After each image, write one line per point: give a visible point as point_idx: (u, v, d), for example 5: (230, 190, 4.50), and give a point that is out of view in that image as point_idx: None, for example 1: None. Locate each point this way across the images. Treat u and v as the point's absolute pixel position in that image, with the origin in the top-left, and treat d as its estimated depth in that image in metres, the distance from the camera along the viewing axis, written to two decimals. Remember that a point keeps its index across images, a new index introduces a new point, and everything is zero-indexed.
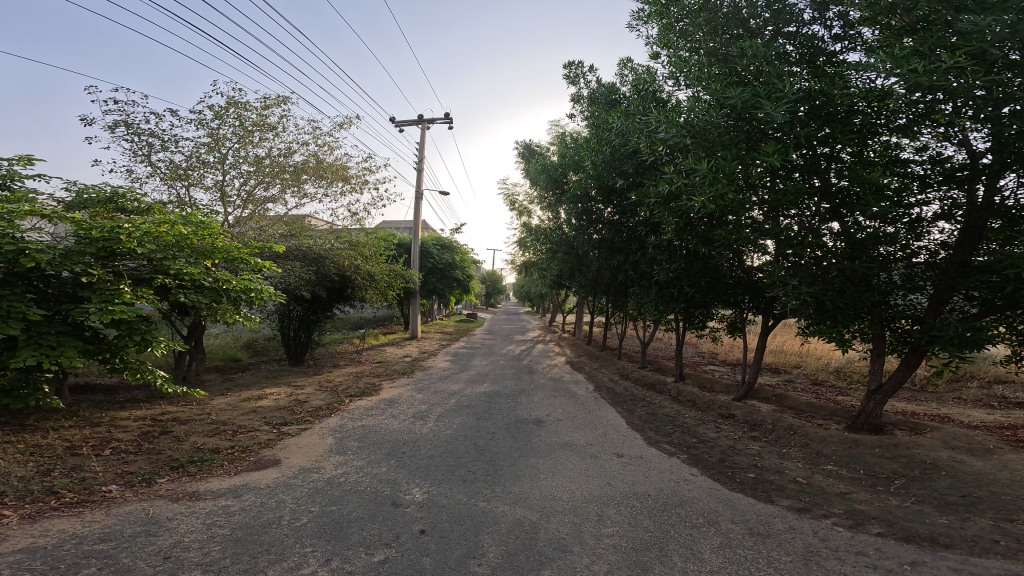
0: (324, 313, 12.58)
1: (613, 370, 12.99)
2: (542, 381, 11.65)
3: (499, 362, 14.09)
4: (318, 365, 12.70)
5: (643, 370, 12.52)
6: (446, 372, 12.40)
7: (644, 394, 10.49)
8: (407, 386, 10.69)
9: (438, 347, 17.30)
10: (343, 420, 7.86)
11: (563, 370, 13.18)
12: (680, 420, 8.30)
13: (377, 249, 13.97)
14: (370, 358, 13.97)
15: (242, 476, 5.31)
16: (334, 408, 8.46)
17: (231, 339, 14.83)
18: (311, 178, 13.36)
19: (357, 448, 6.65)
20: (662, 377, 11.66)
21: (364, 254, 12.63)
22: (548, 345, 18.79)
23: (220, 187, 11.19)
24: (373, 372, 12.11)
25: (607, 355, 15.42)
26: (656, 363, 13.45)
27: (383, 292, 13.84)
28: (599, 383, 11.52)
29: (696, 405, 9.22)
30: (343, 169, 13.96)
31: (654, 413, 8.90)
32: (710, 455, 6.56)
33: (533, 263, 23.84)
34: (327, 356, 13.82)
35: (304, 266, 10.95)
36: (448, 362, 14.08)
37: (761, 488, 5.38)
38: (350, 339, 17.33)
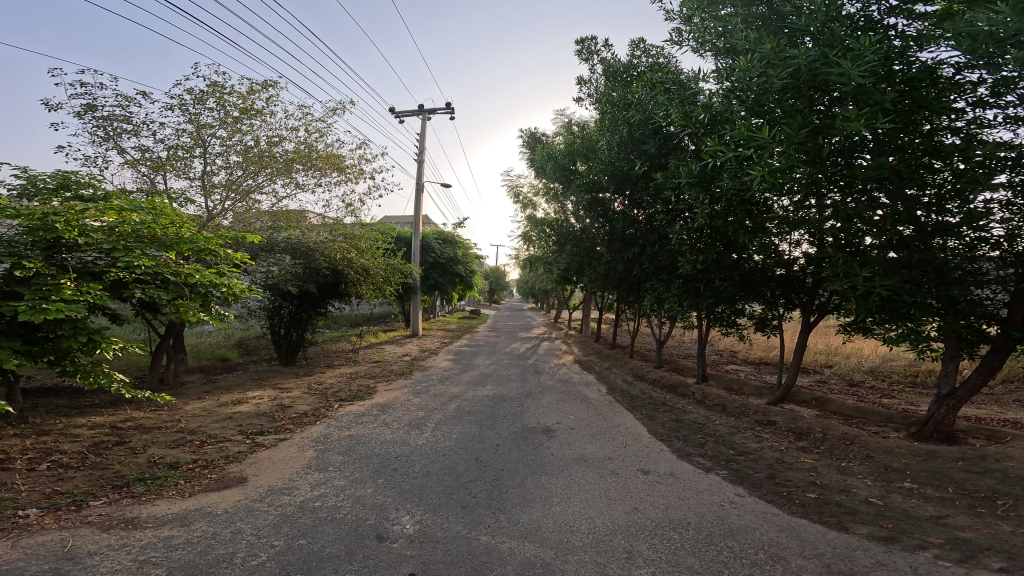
0: (319, 308, 11.72)
1: (628, 370, 12.03)
2: (552, 383, 10.68)
3: (503, 362, 13.18)
4: (310, 365, 11.83)
5: (662, 371, 11.52)
6: (447, 373, 11.51)
7: (665, 397, 9.50)
8: (404, 389, 9.80)
9: (440, 345, 16.40)
10: (328, 428, 6.99)
11: (573, 371, 12.21)
12: (711, 428, 7.36)
13: (374, 242, 13.17)
14: (367, 357, 13.08)
15: (197, 498, 4.53)
16: (320, 414, 7.59)
17: (220, 338, 13.98)
18: (302, 169, 12.47)
19: (341, 464, 5.77)
20: (682, 378, 10.69)
21: (359, 250, 11.81)
22: (555, 343, 17.84)
23: (204, 179, 10.38)
24: (369, 373, 11.23)
25: (619, 354, 14.41)
26: (674, 363, 12.46)
27: (381, 288, 12.98)
28: (614, 385, 10.55)
29: (726, 411, 8.24)
30: (337, 158, 13.02)
31: (679, 419, 7.95)
32: (755, 470, 5.61)
33: (539, 258, 22.82)
34: (321, 356, 12.95)
35: (293, 260, 10.06)
36: (450, 362, 13.19)
37: (828, 511, 4.45)
38: (347, 338, 16.42)
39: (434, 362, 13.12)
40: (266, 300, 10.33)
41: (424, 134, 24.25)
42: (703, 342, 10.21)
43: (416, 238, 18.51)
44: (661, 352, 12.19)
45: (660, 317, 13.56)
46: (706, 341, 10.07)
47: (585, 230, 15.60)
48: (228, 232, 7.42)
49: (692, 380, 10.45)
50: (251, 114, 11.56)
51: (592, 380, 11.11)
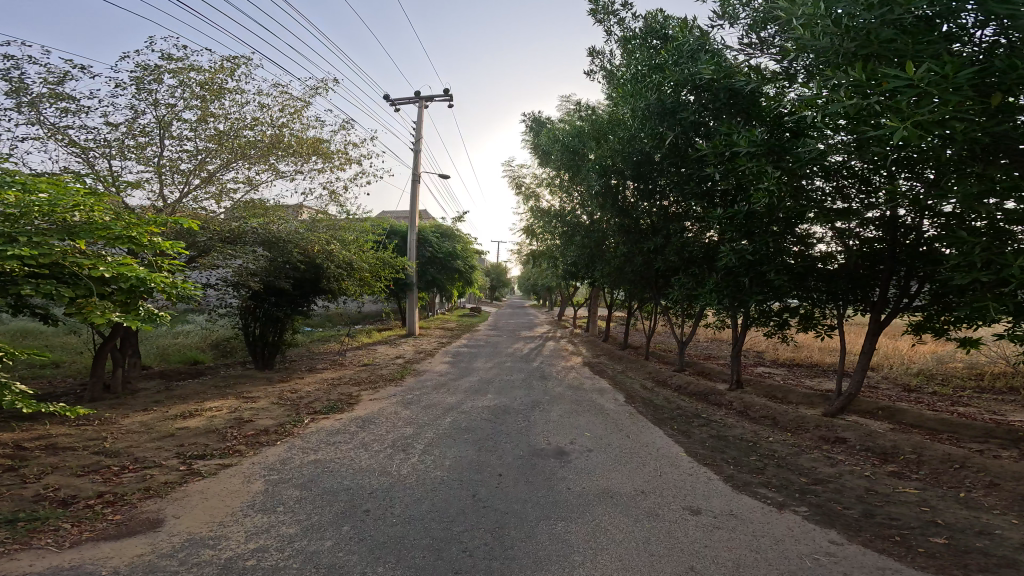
0: (296, 309, 10.42)
1: (647, 373, 10.70)
2: (563, 391, 9.38)
3: (506, 365, 11.84)
4: (288, 369, 10.49)
5: (687, 375, 10.19)
6: (443, 379, 10.18)
7: (697, 407, 8.19)
8: (392, 398, 8.47)
9: (437, 345, 15.08)
10: (297, 451, 5.71)
11: (586, 375, 10.91)
12: (764, 448, 6.04)
13: (363, 235, 11.93)
14: (354, 359, 11.77)
15: (80, 549, 3.33)
16: (284, 432, 6.27)
17: (191, 340, 12.63)
18: (281, 156, 11.10)
19: (297, 502, 4.47)
20: (713, 384, 9.35)
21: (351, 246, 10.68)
22: (561, 343, 16.47)
23: (155, 162, 8.91)
24: (356, 377, 9.93)
25: (634, 355, 13.06)
26: (698, 364, 11.15)
27: (370, 285, 11.62)
28: (635, 392, 9.26)
29: (776, 424, 6.93)
30: (320, 144, 11.68)
31: (721, 435, 6.66)
32: (846, 507, 4.39)
33: (542, 253, 21.41)
34: (302, 359, 11.60)
35: (262, 253, 8.73)
36: (447, 365, 11.91)
37: (977, 565, 3.34)
38: (334, 338, 15.06)
39: (429, 365, 11.81)
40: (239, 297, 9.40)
41: (419, 122, 22.73)
42: (736, 343, 8.82)
43: (413, 232, 17.19)
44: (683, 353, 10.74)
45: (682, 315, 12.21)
46: (742, 341, 8.66)
47: (594, 224, 14.15)
48: (154, 216, 5.61)
49: (724, 386, 9.14)
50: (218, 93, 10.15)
51: (607, 386, 9.80)
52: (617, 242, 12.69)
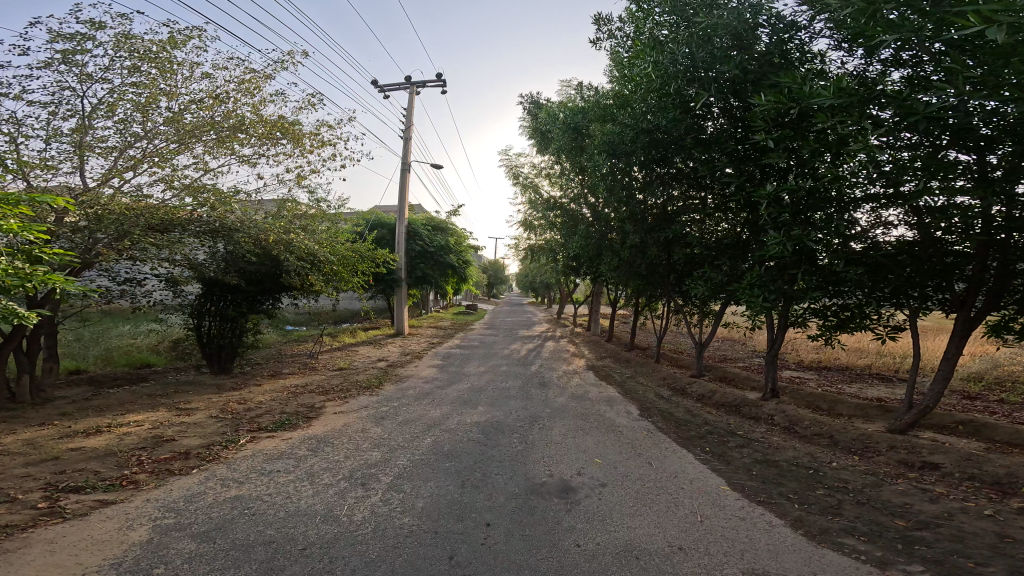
0: (256, 305, 9.09)
1: (661, 379, 9.38)
2: (566, 403, 8.05)
3: (501, 369, 10.52)
4: (248, 374, 9.14)
5: (708, 381, 8.86)
6: (428, 387, 8.83)
7: (728, 421, 6.88)
8: (363, 411, 7.15)
9: (424, 346, 13.71)
10: (219, 487, 4.37)
11: (591, 382, 9.54)
12: (831, 477, 4.75)
13: (340, 228, 10.56)
14: (328, 361, 10.38)
15: None
16: (209, 457, 4.97)
17: (142, 341, 11.15)
18: (243, 139, 9.66)
19: (190, 566, 3.18)
20: (743, 392, 8.05)
21: (327, 242, 9.41)
22: (563, 343, 15.17)
23: (79, 139, 7.40)
24: (326, 383, 8.56)
25: (644, 356, 11.74)
26: (719, 367, 9.84)
27: (346, 281, 10.21)
28: (651, 403, 7.93)
29: (833, 444, 5.63)
30: (294, 130, 10.30)
31: (767, 459, 5.36)
32: (982, 566, 3.10)
33: (541, 248, 20.03)
34: (269, 362, 10.24)
35: (207, 237, 7.60)
36: (434, 369, 10.55)
37: None
38: (311, 339, 13.62)
39: (413, 369, 10.45)
40: (196, 294, 8.41)
41: (410, 109, 21.24)
42: (769, 347, 7.47)
43: (401, 225, 15.75)
44: (702, 356, 9.39)
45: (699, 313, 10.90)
46: (777, 345, 7.31)
47: (599, 216, 12.76)
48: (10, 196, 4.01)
49: (756, 394, 7.84)
50: (166, 67, 8.72)
51: (617, 396, 8.47)
52: (624, 233, 11.35)
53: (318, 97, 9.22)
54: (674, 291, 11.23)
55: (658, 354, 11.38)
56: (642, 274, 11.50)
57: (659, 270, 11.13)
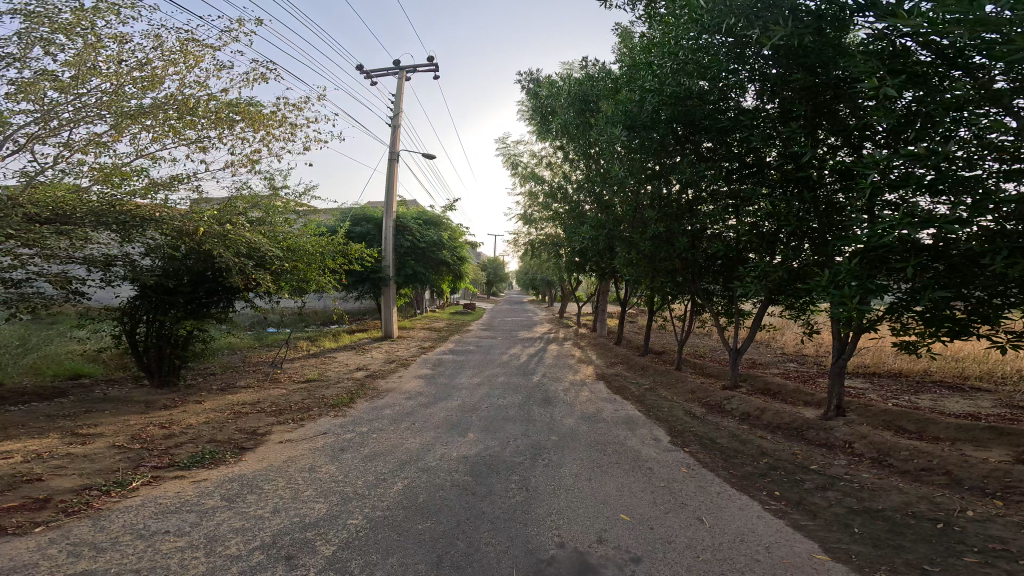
0: (197, 309, 7.54)
1: (689, 390, 7.95)
2: (577, 424, 6.62)
3: (499, 380, 9.02)
4: (193, 387, 7.66)
5: (747, 393, 7.42)
6: (409, 405, 7.33)
7: (786, 448, 5.47)
8: (321, 440, 5.66)
9: (413, 350, 12.27)
10: (62, 558, 3.00)
11: (604, 395, 8.14)
12: (979, 542, 3.35)
13: (304, 218, 8.91)
14: (298, 371, 8.94)
15: None
16: (75, 511, 3.58)
17: (79, 346, 9.62)
18: (196, 125, 8.32)
19: None
20: (799, 409, 6.59)
21: (277, 236, 7.77)
22: (568, 346, 13.67)
23: None
24: (288, 399, 7.15)
25: (663, 361, 10.29)
26: (755, 376, 8.42)
27: (309, 281, 8.61)
28: (683, 423, 6.50)
29: (946, 484, 4.23)
30: (255, 113, 8.85)
31: (863, 507, 3.98)
32: None
33: (541, 243, 18.54)
34: (225, 372, 8.74)
35: (134, 237, 6.12)
36: (422, 379, 9.14)
37: None
38: (285, 344, 12.13)
39: (397, 379, 9.03)
40: (132, 297, 7.06)
41: (398, 96, 19.59)
42: (835, 356, 5.93)
43: (388, 218, 14.13)
44: (737, 364, 7.87)
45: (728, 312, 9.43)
46: (847, 354, 5.75)
47: (605, 205, 11.15)
48: None
49: (814, 412, 6.39)
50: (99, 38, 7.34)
51: (639, 413, 7.06)
52: (636, 222, 9.76)
53: (274, 68, 7.78)
54: (698, 288, 9.61)
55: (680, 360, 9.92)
56: (659, 270, 9.95)
57: (679, 265, 9.59)
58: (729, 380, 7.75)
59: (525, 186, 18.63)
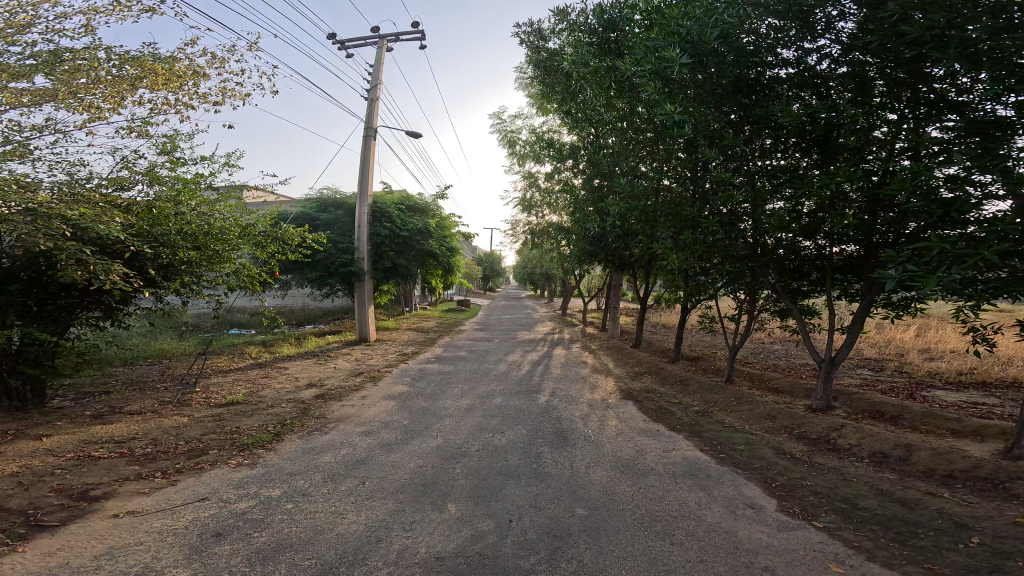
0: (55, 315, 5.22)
1: (765, 415, 5.77)
2: (619, 479, 4.46)
3: (495, 404, 6.75)
4: (53, 416, 5.32)
5: (854, 420, 5.27)
6: (360, 450, 5.05)
7: (987, 515, 3.35)
8: (191, 521, 3.44)
9: (390, 356, 10.03)
10: None
11: (645, 423, 5.98)
12: None
13: (224, 192, 6.70)
14: (227, 391, 6.68)
15: None
16: None
17: None
18: (90, 88, 6.01)
19: None
20: (957, 443, 4.45)
21: (156, 216, 5.29)
22: (579, 351, 11.36)
23: None
24: (190, 434, 5.01)
25: (707, 370, 8.12)
26: (846, 390, 6.27)
27: (239, 274, 6.44)
28: (782, 471, 4.37)
29: None
30: (172, 75, 6.75)
31: None
32: None
33: (543, 231, 16.16)
34: (114, 393, 6.35)
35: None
36: (397, 400, 6.94)
37: None
38: (228, 353, 9.80)
39: (361, 401, 6.81)
40: None
41: (376, 66, 17.12)
42: None
43: (362, 204, 11.65)
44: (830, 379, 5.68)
45: (797, 310, 7.21)
46: None
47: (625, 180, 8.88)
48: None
49: (987, 449, 4.27)
50: None
51: (708, 454, 4.90)
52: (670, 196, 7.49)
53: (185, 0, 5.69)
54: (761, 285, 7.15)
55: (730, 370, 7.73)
56: (699, 261, 7.60)
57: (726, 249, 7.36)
58: (820, 400, 5.59)
59: (522, 167, 16.36)
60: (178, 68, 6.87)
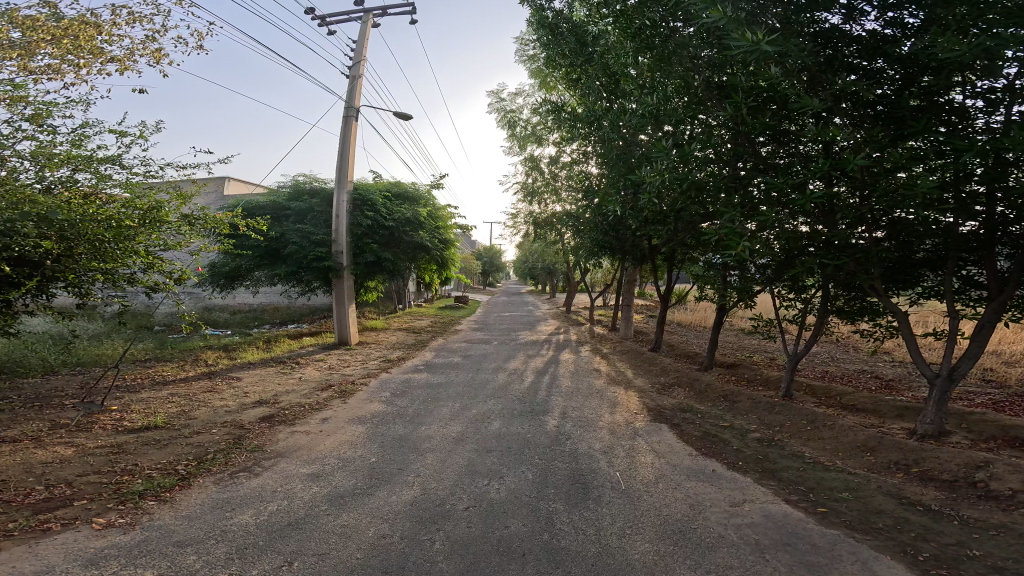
0: None
1: (857, 447, 4.37)
2: (680, 554, 3.07)
3: (493, 431, 5.32)
4: None
5: (993, 453, 3.92)
6: (303, 506, 3.64)
7: None
8: None
9: (369, 363, 8.59)
10: None
11: (695, 458, 4.58)
12: None
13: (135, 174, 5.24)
14: (147, 412, 5.31)
15: None
16: None
17: None
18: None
19: None
20: None
21: (26, 203, 3.98)
22: (591, 356, 9.89)
23: None
24: (60, 476, 3.68)
25: (753, 382, 6.69)
26: (950, 411, 4.88)
27: (165, 274, 5.22)
28: (927, 539, 2.99)
29: None
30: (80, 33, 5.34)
31: None
32: None
33: (547, 221, 14.64)
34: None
35: None
36: (368, 425, 5.51)
37: None
38: (177, 361, 8.33)
39: (320, 427, 5.38)
40: None
41: (360, 42, 15.54)
42: None
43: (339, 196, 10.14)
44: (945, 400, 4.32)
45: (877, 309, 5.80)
46: None
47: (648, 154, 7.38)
48: None
49: None
50: None
51: (799, 508, 3.52)
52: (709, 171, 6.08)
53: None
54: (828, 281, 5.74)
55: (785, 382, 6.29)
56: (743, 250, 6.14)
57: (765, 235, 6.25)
58: (931, 426, 4.26)
59: (523, 152, 14.81)
60: (73, 23, 5.36)
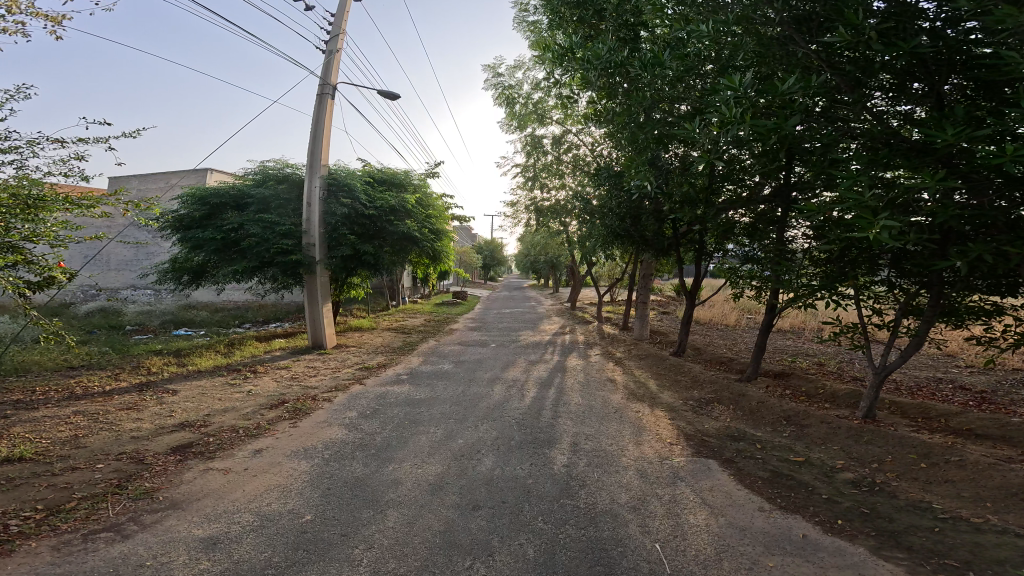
0: None
1: (1009, 494, 3.08)
2: None
3: (483, 472, 4.02)
4: None
5: None
6: None
7: None
8: None
9: (342, 372, 7.32)
10: None
11: (773, 515, 3.27)
12: None
13: None
14: (23, 439, 4.37)
15: None
16: None
17: None
18: None
19: None
20: None
21: None
22: (605, 361, 8.55)
23: None
24: None
25: (815, 398, 5.36)
26: None
27: (37, 271, 4.02)
28: None
29: None
30: None
31: None
32: None
33: (551, 210, 13.22)
34: None
35: None
36: (318, 462, 4.22)
37: None
38: (113, 372, 7.13)
39: (245, 463, 4.21)
40: None
41: (340, 16, 14.09)
42: None
43: (312, 184, 9.01)
44: None
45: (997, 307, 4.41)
46: None
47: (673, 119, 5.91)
48: None
49: None
50: None
51: None
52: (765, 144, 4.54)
53: None
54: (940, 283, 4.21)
55: (860, 400, 4.94)
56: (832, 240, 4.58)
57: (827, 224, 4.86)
58: None
59: (524, 131, 13.29)
60: None
